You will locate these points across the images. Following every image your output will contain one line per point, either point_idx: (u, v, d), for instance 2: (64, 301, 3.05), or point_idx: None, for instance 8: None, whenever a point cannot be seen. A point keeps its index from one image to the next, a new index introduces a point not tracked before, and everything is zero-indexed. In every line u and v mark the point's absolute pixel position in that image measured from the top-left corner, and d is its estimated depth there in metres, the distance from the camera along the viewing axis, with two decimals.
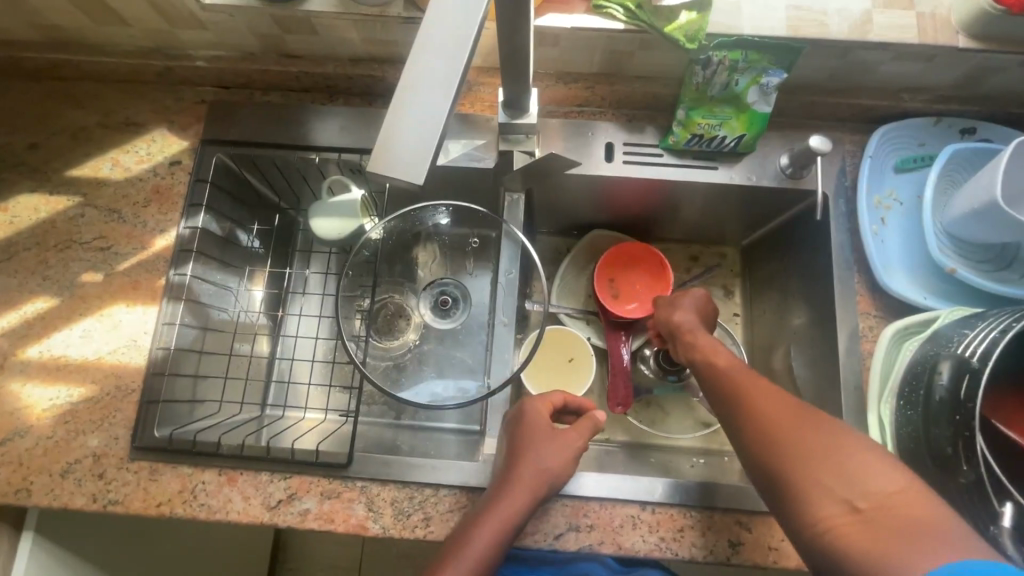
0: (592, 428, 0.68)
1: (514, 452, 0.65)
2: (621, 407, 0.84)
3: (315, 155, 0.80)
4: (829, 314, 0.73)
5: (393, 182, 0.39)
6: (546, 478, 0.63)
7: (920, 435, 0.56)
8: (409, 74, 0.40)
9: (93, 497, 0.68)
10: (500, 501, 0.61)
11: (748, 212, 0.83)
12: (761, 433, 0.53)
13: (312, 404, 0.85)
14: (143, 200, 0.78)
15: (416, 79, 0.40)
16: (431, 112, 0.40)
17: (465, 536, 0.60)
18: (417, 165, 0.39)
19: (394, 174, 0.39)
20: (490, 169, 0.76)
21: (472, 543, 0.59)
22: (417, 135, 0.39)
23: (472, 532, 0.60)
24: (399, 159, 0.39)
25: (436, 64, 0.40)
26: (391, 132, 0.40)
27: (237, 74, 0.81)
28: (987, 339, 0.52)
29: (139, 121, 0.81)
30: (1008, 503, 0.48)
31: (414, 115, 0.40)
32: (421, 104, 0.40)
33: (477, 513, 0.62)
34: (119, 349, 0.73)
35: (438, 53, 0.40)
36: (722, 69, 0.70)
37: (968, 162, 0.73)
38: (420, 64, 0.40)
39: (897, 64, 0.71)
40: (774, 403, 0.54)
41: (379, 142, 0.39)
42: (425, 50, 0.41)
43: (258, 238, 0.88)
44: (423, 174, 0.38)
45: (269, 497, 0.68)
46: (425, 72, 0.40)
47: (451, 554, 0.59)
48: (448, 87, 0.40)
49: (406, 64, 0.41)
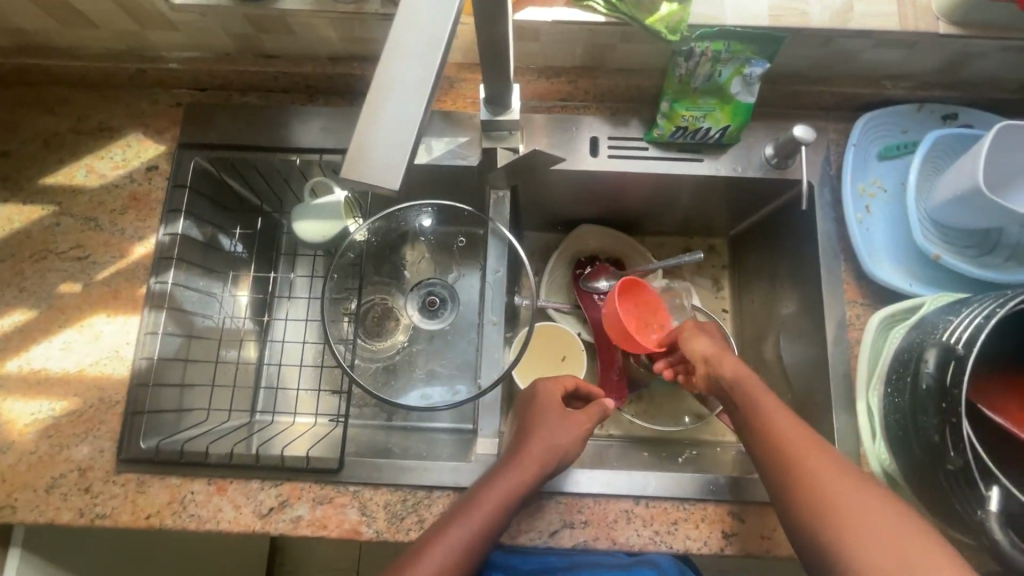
0: (599, 411, 0.70)
1: (525, 428, 0.67)
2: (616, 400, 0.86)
3: (296, 157, 0.79)
4: (817, 303, 0.74)
5: (368, 187, 0.38)
6: (554, 454, 0.64)
7: (909, 423, 0.56)
8: (383, 74, 0.39)
9: (80, 512, 0.67)
10: (509, 470, 0.62)
11: (734, 203, 0.83)
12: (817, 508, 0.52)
13: (302, 409, 0.85)
14: (119, 207, 0.77)
15: (390, 81, 0.39)
16: (406, 114, 0.39)
17: (470, 499, 0.61)
18: (392, 170, 0.38)
19: (369, 178, 0.38)
20: (474, 167, 0.75)
21: (478, 504, 0.60)
22: (393, 135, 0.38)
23: (479, 495, 0.61)
24: (374, 163, 0.38)
25: (411, 65, 0.39)
26: (365, 134, 0.39)
27: (213, 76, 0.79)
28: (972, 326, 0.52)
29: (113, 126, 0.79)
30: (995, 486, 0.48)
31: (389, 117, 0.39)
32: (397, 106, 0.39)
33: (485, 479, 0.63)
34: (100, 360, 0.72)
35: (412, 51, 0.39)
36: (705, 60, 0.69)
37: (950, 148, 0.73)
38: (394, 65, 0.39)
39: (879, 51, 0.71)
40: (831, 472, 0.53)
41: (353, 145, 0.38)
42: (399, 50, 0.39)
43: (241, 242, 0.87)
44: (399, 179, 0.37)
45: (260, 505, 0.68)
46: (401, 74, 0.39)
47: (456, 515, 0.60)
48: (423, 85, 0.39)
49: (379, 64, 0.40)
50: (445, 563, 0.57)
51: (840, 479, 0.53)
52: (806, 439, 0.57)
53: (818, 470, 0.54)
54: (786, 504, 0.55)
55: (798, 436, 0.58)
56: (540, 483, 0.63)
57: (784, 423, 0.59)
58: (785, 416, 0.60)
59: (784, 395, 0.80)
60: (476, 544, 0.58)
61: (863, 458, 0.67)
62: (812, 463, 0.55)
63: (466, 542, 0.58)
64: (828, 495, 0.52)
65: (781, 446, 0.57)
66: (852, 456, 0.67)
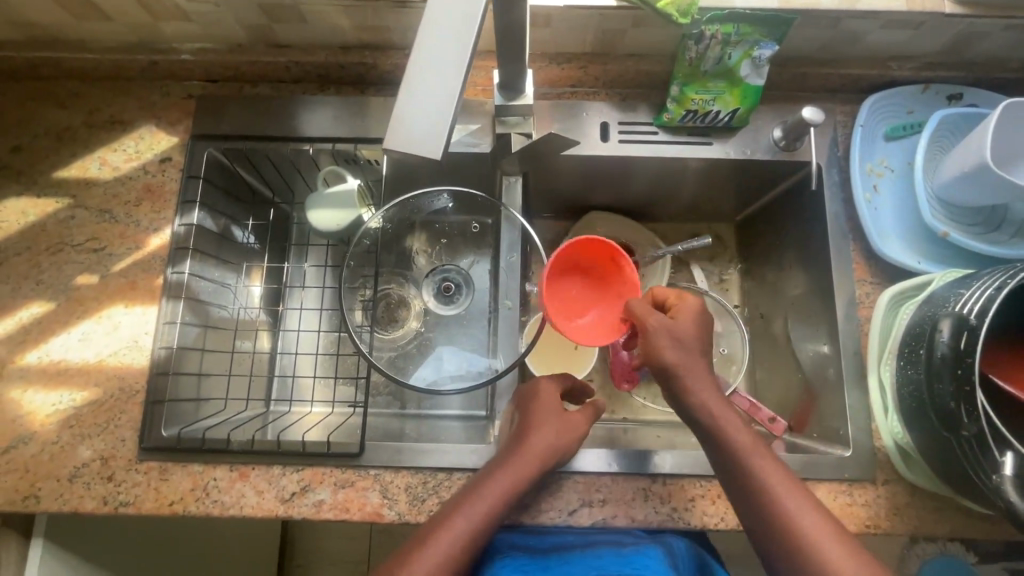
0: (595, 412, 0.71)
1: (524, 423, 0.67)
2: (627, 382, 0.85)
3: (308, 146, 0.79)
4: (827, 282, 0.75)
5: (411, 159, 0.39)
6: (553, 449, 0.65)
7: (924, 393, 0.57)
8: (420, 52, 0.41)
9: (104, 500, 0.68)
10: (505, 469, 0.62)
11: (743, 186, 0.85)
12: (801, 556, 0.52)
13: (318, 398, 0.85)
14: (134, 198, 0.77)
15: (428, 57, 0.40)
16: (444, 87, 0.40)
17: (473, 491, 0.61)
18: (434, 140, 0.39)
19: (412, 150, 0.39)
20: (487, 153, 0.76)
21: (480, 497, 0.60)
22: (428, 113, 0.39)
23: (479, 490, 0.61)
24: (416, 136, 0.39)
25: (447, 43, 0.41)
26: (406, 109, 0.40)
27: (225, 67, 0.79)
28: (983, 297, 0.54)
29: (126, 118, 0.80)
30: (1008, 452, 0.49)
31: (427, 91, 0.40)
32: (432, 84, 0.40)
33: (484, 476, 0.63)
34: (120, 350, 0.72)
35: (446, 32, 0.41)
36: (715, 43, 0.70)
37: (957, 127, 0.74)
38: (431, 43, 0.41)
39: (886, 32, 0.72)
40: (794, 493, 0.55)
41: (393, 119, 0.39)
42: (433, 30, 0.41)
43: (254, 234, 0.88)
44: (441, 149, 0.38)
45: (283, 490, 0.68)
46: (437, 51, 0.40)
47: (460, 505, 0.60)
48: (456, 64, 0.40)
49: (416, 42, 0.41)
50: (448, 552, 0.57)
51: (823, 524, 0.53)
52: (790, 481, 0.56)
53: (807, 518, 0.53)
54: (768, 544, 0.55)
55: (783, 478, 0.56)
56: (536, 479, 0.63)
57: (768, 464, 0.56)
58: (767, 454, 0.57)
59: (796, 374, 0.81)
60: (484, 527, 0.59)
61: (875, 433, 0.68)
62: (799, 510, 0.54)
63: (472, 527, 0.59)
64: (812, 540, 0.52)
65: (768, 491, 0.55)
66: (865, 431, 0.68)
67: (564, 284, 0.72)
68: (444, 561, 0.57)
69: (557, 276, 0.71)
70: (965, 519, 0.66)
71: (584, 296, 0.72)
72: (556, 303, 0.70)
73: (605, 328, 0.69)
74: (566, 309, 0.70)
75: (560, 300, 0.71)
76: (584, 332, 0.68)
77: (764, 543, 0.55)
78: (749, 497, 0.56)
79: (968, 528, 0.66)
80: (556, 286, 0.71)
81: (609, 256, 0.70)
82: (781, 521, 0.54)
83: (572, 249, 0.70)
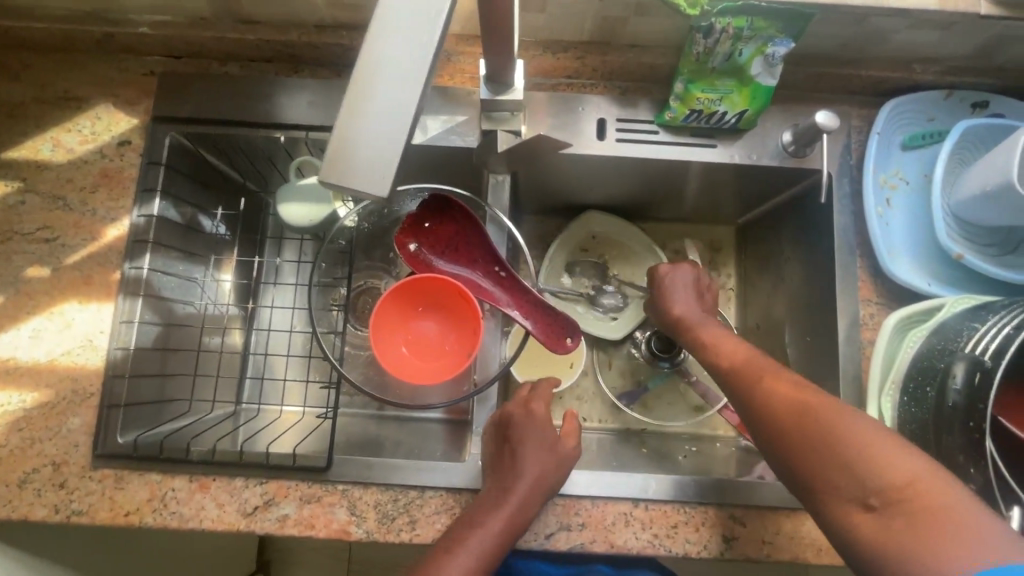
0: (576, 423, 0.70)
1: (511, 455, 0.63)
2: (487, 258, 0.67)
3: (280, 134, 0.73)
4: (829, 300, 0.71)
5: (352, 195, 0.33)
6: (548, 478, 0.63)
7: (931, 438, 0.53)
8: (365, 63, 0.35)
9: (55, 508, 0.64)
10: (500, 503, 0.60)
11: (746, 191, 0.80)
12: (804, 442, 0.48)
13: (290, 398, 0.81)
14: (90, 185, 0.71)
15: (375, 71, 0.35)
16: (396, 106, 0.34)
17: (470, 524, 0.60)
18: (379, 173, 0.33)
19: (352, 187, 0.33)
20: (473, 148, 0.70)
21: (485, 526, 0.59)
22: (381, 136, 0.34)
23: (479, 519, 0.60)
24: (358, 169, 0.34)
25: (400, 48, 0.35)
26: (346, 136, 0.34)
27: (188, 43, 0.72)
28: (1000, 336, 0.50)
29: (82, 95, 0.73)
30: (1014, 507, 0.47)
31: (374, 112, 0.34)
32: (384, 102, 0.34)
33: (483, 503, 0.61)
34: (72, 350, 0.67)
35: (403, 36, 0.35)
36: (726, 38, 0.63)
37: (980, 140, 0.68)
38: (380, 54, 0.35)
39: (910, 32, 0.66)
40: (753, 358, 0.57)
41: (330, 149, 0.33)
42: (387, 32, 0.35)
43: (224, 223, 0.82)
44: (386, 182, 0.33)
45: (245, 503, 0.65)
46: (388, 59, 0.35)
47: (455, 544, 0.58)
48: (415, 74, 0.35)
49: (361, 56, 0.35)
50: None
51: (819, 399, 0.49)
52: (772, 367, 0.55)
53: (843, 428, 0.46)
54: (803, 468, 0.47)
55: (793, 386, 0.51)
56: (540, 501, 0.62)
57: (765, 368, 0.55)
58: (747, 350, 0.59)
59: None
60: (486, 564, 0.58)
61: None
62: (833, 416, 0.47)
63: (477, 560, 0.58)
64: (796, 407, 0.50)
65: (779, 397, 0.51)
66: None
67: (418, 323, 0.67)
68: None
69: (410, 313, 0.67)
70: None
71: (440, 336, 0.67)
72: (404, 343, 0.66)
73: (462, 355, 0.65)
74: (416, 351, 0.66)
75: (411, 340, 0.66)
76: (427, 375, 0.64)
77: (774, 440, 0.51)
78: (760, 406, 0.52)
79: None
80: (410, 324, 0.67)
81: (458, 293, 0.64)
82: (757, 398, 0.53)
83: (421, 285, 0.65)
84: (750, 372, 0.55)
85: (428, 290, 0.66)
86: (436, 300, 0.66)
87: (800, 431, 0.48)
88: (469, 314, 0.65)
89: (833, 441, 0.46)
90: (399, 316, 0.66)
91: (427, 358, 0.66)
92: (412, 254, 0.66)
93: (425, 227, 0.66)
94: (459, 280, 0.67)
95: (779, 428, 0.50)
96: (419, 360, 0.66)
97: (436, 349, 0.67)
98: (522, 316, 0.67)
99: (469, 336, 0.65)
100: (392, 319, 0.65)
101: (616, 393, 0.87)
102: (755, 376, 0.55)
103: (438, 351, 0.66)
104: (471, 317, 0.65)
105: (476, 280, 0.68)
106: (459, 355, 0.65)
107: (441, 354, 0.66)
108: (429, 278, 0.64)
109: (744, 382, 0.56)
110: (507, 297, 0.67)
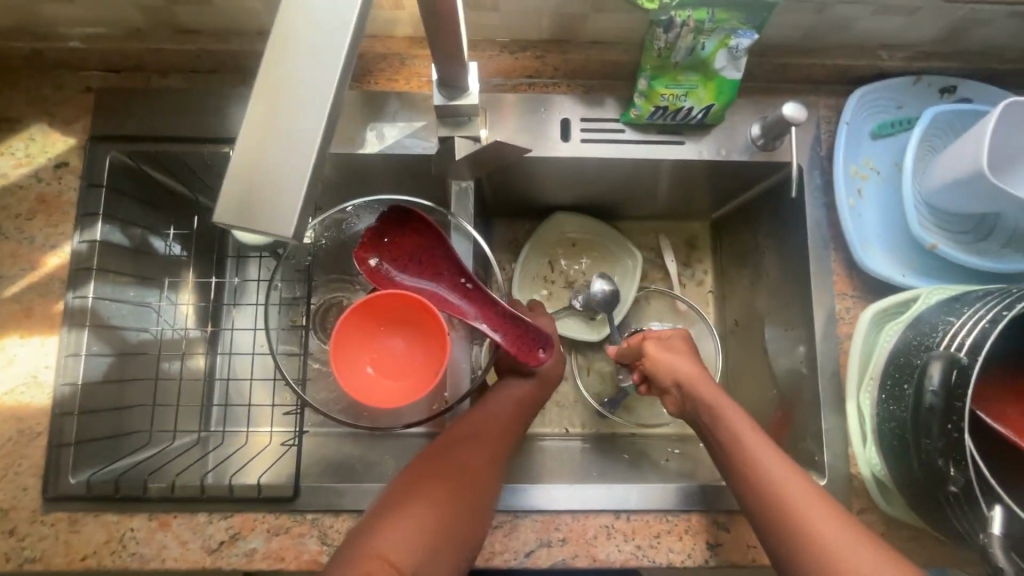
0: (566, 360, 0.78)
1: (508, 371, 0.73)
2: (453, 271, 0.64)
3: (228, 148, 0.69)
4: (805, 294, 0.69)
5: (254, 232, 0.30)
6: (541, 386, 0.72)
7: (910, 439, 0.52)
8: (265, 88, 0.31)
9: (6, 556, 0.60)
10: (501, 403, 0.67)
11: (719, 187, 0.78)
12: (799, 540, 0.51)
13: (259, 422, 0.78)
14: (26, 211, 0.67)
15: (276, 96, 0.31)
16: (301, 134, 0.31)
17: (473, 419, 0.64)
18: (281, 211, 0.30)
19: (252, 230, 0.30)
20: (433, 155, 0.67)
21: (489, 418, 0.65)
22: (286, 169, 0.30)
23: (484, 415, 0.65)
24: (262, 206, 0.30)
25: (306, 70, 0.31)
26: (247, 168, 0.31)
27: (124, 56, 0.68)
28: (977, 330, 0.49)
29: (13, 115, 0.69)
30: (996, 506, 0.46)
31: (277, 141, 0.31)
32: (288, 131, 0.31)
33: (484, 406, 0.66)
34: (16, 388, 0.64)
35: (305, 54, 0.32)
36: (687, 31, 0.61)
37: (950, 126, 0.67)
38: (280, 76, 0.31)
39: (876, 18, 0.65)
40: (740, 425, 0.60)
41: (229, 186, 0.30)
42: (288, 52, 0.32)
43: (178, 242, 0.77)
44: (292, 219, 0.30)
45: (209, 539, 0.62)
46: (290, 83, 0.31)
47: (459, 435, 0.62)
48: (322, 96, 0.31)
49: (261, 76, 0.31)
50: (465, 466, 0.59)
51: (808, 496, 0.53)
52: (764, 447, 0.57)
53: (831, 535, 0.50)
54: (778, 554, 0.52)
55: (782, 471, 0.55)
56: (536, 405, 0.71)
57: (755, 446, 0.58)
58: (739, 415, 0.61)
59: (770, 389, 0.76)
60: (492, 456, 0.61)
61: (852, 459, 0.64)
62: (801, 506, 0.52)
63: (482, 448, 0.61)
64: (790, 504, 0.53)
65: (758, 483, 0.55)
66: (841, 457, 0.64)
67: (384, 342, 0.64)
68: (455, 481, 0.57)
69: (375, 332, 0.64)
70: (945, 551, 0.62)
71: (408, 354, 0.64)
72: (370, 364, 0.63)
73: (430, 371, 0.62)
74: (383, 372, 0.63)
75: (378, 360, 0.63)
76: (394, 398, 0.60)
77: (767, 530, 0.53)
78: (737, 484, 0.57)
79: (945, 557, 0.62)
80: (376, 344, 0.64)
81: (422, 309, 0.61)
82: (750, 479, 0.56)
83: (383, 302, 0.62)
84: (742, 452, 0.58)
85: (394, 308, 0.63)
86: (399, 317, 0.63)
87: (797, 527, 0.51)
88: (435, 329, 0.62)
89: (822, 544, 0.50)
90: (363, 336, 0.63)
91: (393, 378, 0.63)
92: (374, 270, 0.63)
93: (385, 242, 0.63)
94: (424, 295, 0.64)
95: (776, 518, 0.53)
96: (387, 380, 0.63)
97: (405, 367, 0.63)
98: (491, 329, 0.64)
99: (437, 352, 0.62)
100: (354, 339, 0.62)
101: (598, 399, 0.85)
102: (747, 456, 0.57)
103: (407, 369, 0.63)
104: (437, 333, 0.62)
105: (441, 294, 0.65)
106: (427, 374, 0.62)
107: (409, 373, 0.63)
108: (391, 296, 0.61)
109: (734, 454, 0.58)
110: (474, 308, 0.64)
